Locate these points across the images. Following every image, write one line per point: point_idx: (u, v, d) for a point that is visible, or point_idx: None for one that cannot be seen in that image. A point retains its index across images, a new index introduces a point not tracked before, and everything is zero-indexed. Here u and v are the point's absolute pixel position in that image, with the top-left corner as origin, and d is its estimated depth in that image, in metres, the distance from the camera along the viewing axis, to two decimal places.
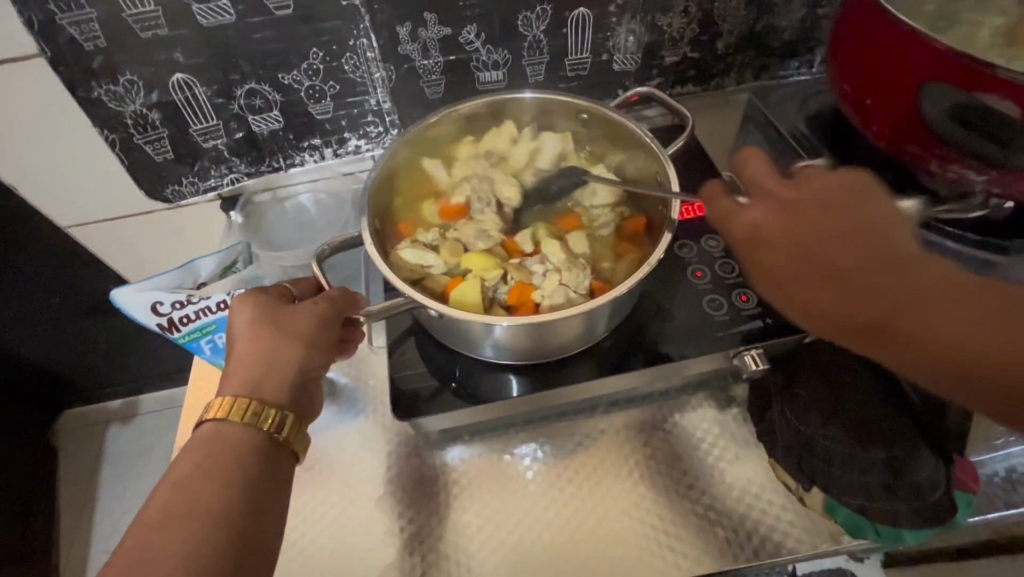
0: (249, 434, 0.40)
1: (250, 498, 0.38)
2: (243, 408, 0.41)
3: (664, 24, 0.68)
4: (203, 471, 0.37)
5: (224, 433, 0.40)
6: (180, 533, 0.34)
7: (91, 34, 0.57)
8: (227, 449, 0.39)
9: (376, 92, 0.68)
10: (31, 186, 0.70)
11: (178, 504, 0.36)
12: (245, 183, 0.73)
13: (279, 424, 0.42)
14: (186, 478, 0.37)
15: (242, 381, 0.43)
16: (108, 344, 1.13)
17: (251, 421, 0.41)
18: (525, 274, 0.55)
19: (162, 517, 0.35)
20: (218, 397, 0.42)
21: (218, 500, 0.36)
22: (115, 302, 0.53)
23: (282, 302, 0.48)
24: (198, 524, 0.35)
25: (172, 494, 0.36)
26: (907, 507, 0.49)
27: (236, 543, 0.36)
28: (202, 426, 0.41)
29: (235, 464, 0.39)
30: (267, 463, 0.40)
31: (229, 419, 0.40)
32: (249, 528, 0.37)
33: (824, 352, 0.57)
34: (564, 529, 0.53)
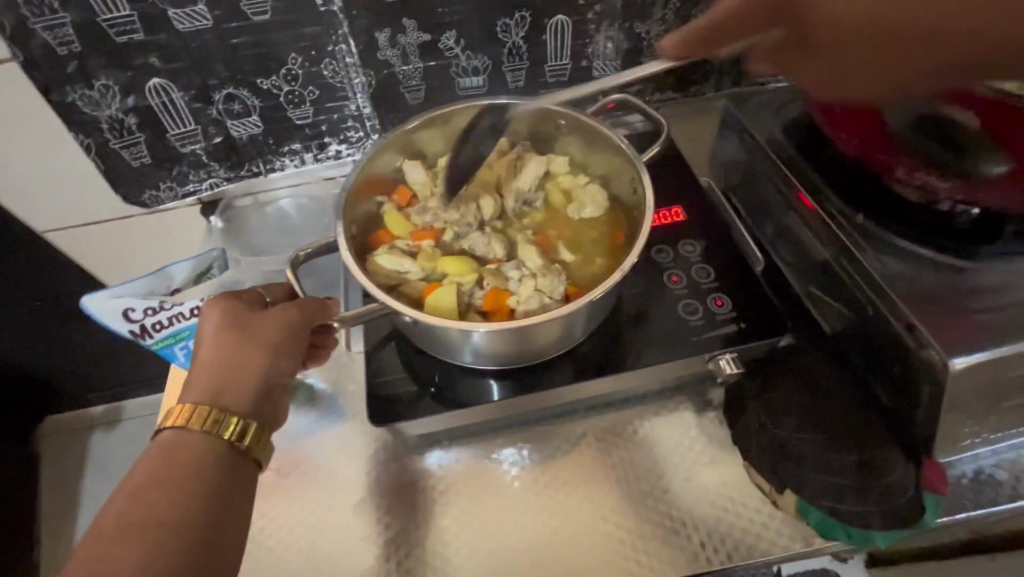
0: (209, 444, 0.40)
1: (208, 509, 0.37)
2: (203, 417, 0.41)
3: (643, 31, 0.69)
4: (159, 481, 0.37)
5: (182, 442, 0.40)
6: (132, 544, 0.34)
7: (65, 39, 0.57)
8: (185, 459, 0.39)
9: (356, 97, 0.68)
10: (7, 191, 0.70)
11: (131, 516, 0.35)
12: (224, 188, 0.72)
13: (242, 433, 0.41)
14: (141, 489, 0.37)
15: (204, 388, 0.43)
16: (89, 350, 1.12)
17: (211, 429, 0.41)
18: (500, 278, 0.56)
19: (115, 529, 0.35)
20: (179, 405, 0.41)
21: (174, 511, 0.36)
22: (88, 309, 0.53)
23: (250, 308, 0.48)
24: (152, 535, 0.35)
25: (126, 506, 0.36)
26: (877, 509, 0.49)
27: (191, 555, 0.35)
28: (162, 435, 0.41)
29: (194, 474, 0.38)
30: (227, 472, 0.40)
31: (188, 428, 0.40)
32: (206, 540, 0.36)
33: (798, 357, 0.58)
34: (541, 533, 0.54)
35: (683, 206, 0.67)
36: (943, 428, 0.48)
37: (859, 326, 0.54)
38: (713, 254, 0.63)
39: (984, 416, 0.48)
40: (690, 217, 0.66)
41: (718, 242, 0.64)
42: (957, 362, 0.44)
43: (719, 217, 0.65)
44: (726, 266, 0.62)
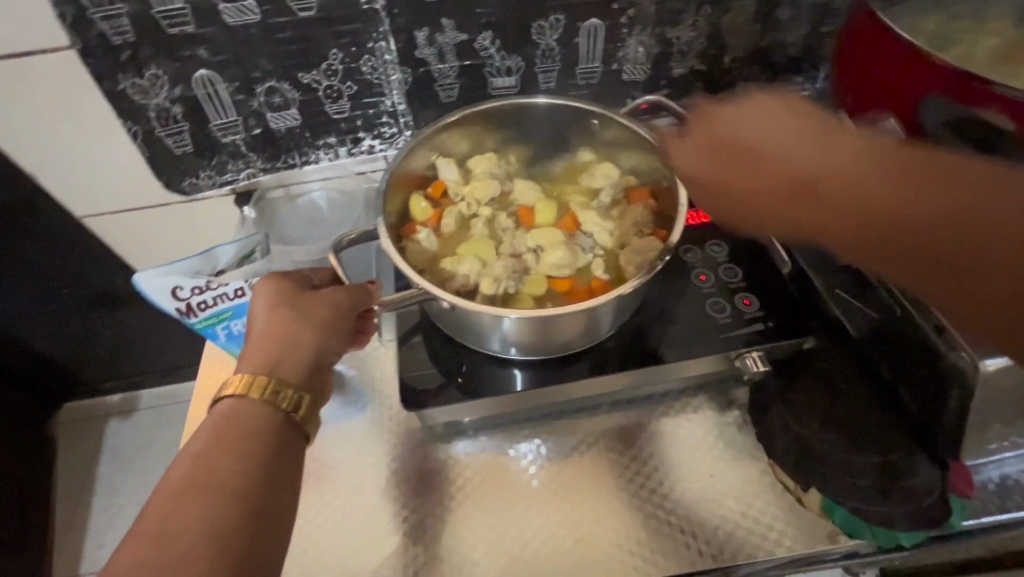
0: (266, 412, 0.42)
1: (268, 475, 0.39)
2: (261, 387, 0.42)
3: (674, 37, 0.70)
4: (221, 446, 0.39)
5: (242, 410, 0.41)
6: (200, 501, 0.36)
7: (120, 29, 0.59)
8: (246, 426, 0.40)
9: (392, 94, 0.70)
10: (52, 175, 0.72)
11: (200, 475, 0.37)
12: (260, 179, 0.74)
13: (295, 404, 0.43)
14: (205, 451, 0.38)
15: (260, 360, 0.44)
16: (112, 338, 1.14)
17: (269, 399, 0.42)
18: (520, 265, 0.57)
19: (186, 487, 0.36)
20: (235, 374, 0.43)
21: (238, 472, 0.38)
22: (139, 288, 0.54)
23: (301, 288, 0.50)
24: (219, 493, 0.36)
25: (194, 467, 0.37)
26: (904, 511, 0.49)
27: (255, 516, 0.37)
28: (220, 402, 0.42)
29: (252, 441, 0.40)
30: (283, 440, 0.41)
31: (247, 397, 0.41)
32: (268, 503, 0.38)
33: (824, 359, 0.58)
34: (564, 524, 0.54)
35: None
36: (970, 431, 0.49)
37: (883, 326, 0.55)
38: (739, 255, 0.64)
39: (1012, 420, 0.48)
40: (716, 219, 0.67)
41: (743, 244, 0.65)
42: (989, 364, 0.44)
43: None
44: (754, 267, 0.63)
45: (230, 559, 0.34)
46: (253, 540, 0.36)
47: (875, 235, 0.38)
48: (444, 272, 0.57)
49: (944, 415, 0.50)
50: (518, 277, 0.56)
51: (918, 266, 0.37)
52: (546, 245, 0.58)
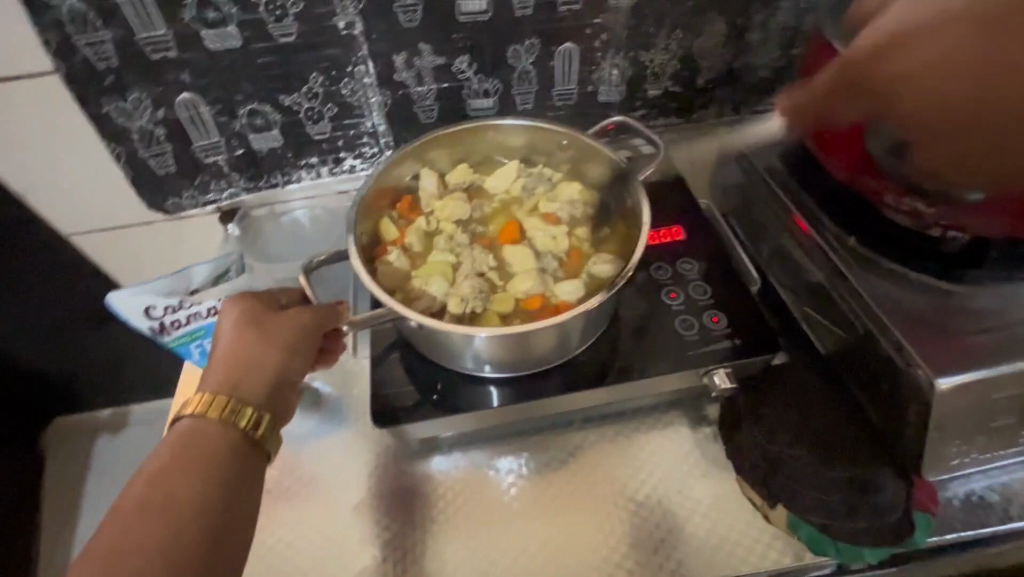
0: (224, 431, 0.42)
1: (223, 493, 0.39)
2: (220, 407, 0.43)
3: (647, 60, 0.72)
4: (178, 466, 0.39)
5: (202, 429, 0.42)
6: (153, 522, 0.36)
7: (105, 55, 0.61)
8: (203, 445, 0.41)
9: (372, 116, 0.71)
10: (39, 195, 0.73)
11: (155, 495, 0.37)
12: (243, 198, 0.76)
13: (255, 423, 0.43)
14: (162, 472, 0.39)
15: (221, 380, 0.45)
16: (101, 354, 1.14)
17: (228, 418, 0.43)
18: (489, 284, 0.58)
19: (139, 507, 0.37)
20: (197, 394, 0.44)
21: (192, 493, 0.38)
22: (114, 308, 0.57)
23: (266, 308, 0.50)
24: (172, 514, 0.37)
25: (149, 487, 0.38)
26: (868, 528, 0.50)
27: (209, 535, 0.37)
28: (179, 423, 0.43)
29: (209, 460, 0.41)
30: (241, 460, 0.42)
31: (206, 416, 0.42)
32: (220, 524, 0.38)
33: (794, 373, 0.59)
34: (535, 540, 0.55)
35: (683, 227, 0.69)
36: (930, 449, 0.49)
37: (850, 346, 0.56)
38: (711, 273, 0.65)
39: (973, 436, 0.49)
40: (689, 237, 0.68)
41: (714, 261, 0.66)
42: (943, 381, 0.46)
43: (717, 238, 0.68)
44: (725, 284, 0.64)
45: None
46: (204, 560, 0.36)
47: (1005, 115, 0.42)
48: (413, 290, 0.57)
49: (904, 431, 0.51)
50: (486, 296, 0.57)
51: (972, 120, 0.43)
52: (513, 266, 0.59)
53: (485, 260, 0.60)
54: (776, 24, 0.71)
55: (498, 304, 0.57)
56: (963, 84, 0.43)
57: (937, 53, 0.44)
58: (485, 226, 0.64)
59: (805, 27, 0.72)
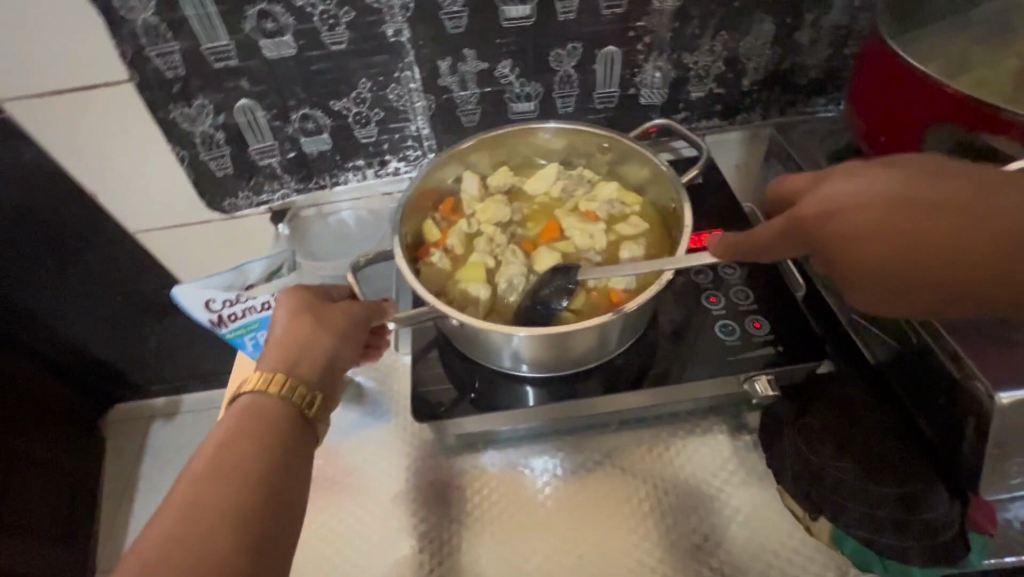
0: (282, 407, 0.45)
1: (282, 464, 0.42)
2: (279, 383, 0.45)
3: (690, 62, 0.72)
4: (243, 435, 0.42)
5: (262, 404, 0.44)
6: (222, 483, 0.39)
7: (173, 64, 0.65)
8: (263, 418, 0.44)
9: (417, 120, 0.74)
10: (111, 195, 0.79)
11: (223, 460, 0.40)
12: (293, 198, 0.79)
13: (310, 400, 0.46)
14: (228, 439, 0.41)
15: (279, 360, 0.48)
16: (159, 345, 1.22)
17: (285, 394, 0.45)
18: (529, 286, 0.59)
19: (210, 471, 0.39)
20: (256, 371, 0.46)
21: (255, 462, 0.41)
22: (177, 299, 0.60)
23: (319, 297, 0.54)
24: (239, 478, 0.39)
25: (216, 453, 0.40)
26: (918, 544, 0.48)
27: (272, 500, 0.40)
28: (239, 398, 0.45)
29: (270, 432, 0.43)
30: (297, 435, 0.44)
31: (266, 392, 0.45)
32: (282, 490, 0.40)
33: (840, 385, 0.56)
34: (568, 539, 0.55)
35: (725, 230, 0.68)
36: (989, 469, 0.47)
37: (903, 355, 0.53)
38: (753, 277, 0.64)
39: None
40: None
41: (757, 266, 0.65)
42: (1003, 396, 0.43)
43: None
44: (767, 289, 0.63)
45: (250, 536, 0.37)
46: (269, 522, 0.39)
47: (928, 278, 0.35)
48: (456, 290, 0.59)
49: (963, 445, 0.48)
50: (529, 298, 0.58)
51: (1010, 249, 0.33)
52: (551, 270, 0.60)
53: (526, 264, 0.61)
54: (827, 23, 0.69)
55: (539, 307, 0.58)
56: (949, 249, 0.34)
57: (903, 220, 0.34)
58: (525, 228, 0.65)
59: (859, 25, 0.70)
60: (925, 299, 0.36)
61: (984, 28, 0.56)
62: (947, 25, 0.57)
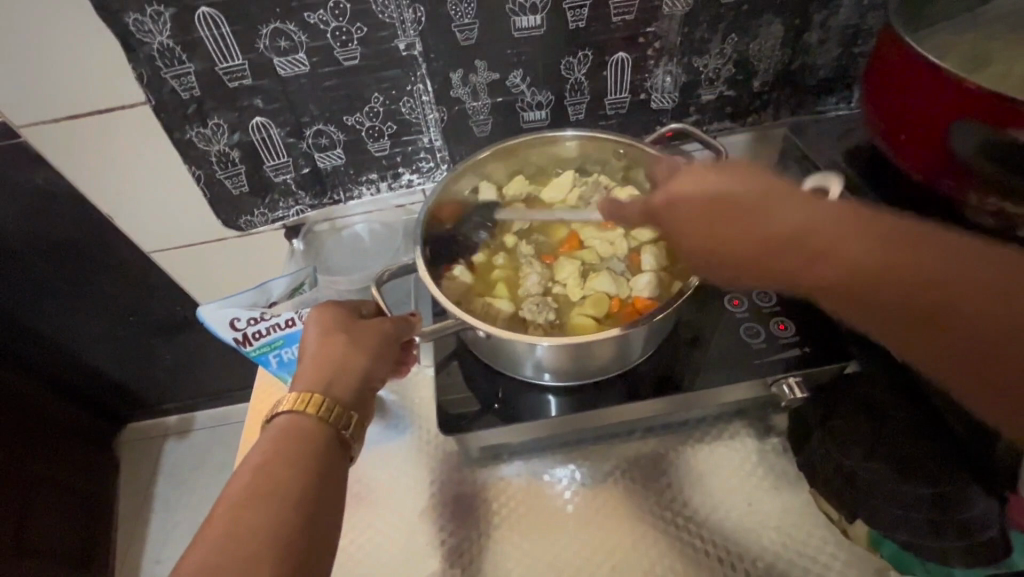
0: (319, 429, 0.45)
1: (321, 487, 0.41)
2: (317, 405, 0.46)
3: (700, 66, 0.72)
4: (281, 459, 0.42)
5: (300, 425, 0.44)
6: (262, 509, 0.38)
7: (188, 85, 0.65)
8: (302, 440, 0.44)
9: (429, 132, 0.74)
10: (127, 215, 0.79)
11: (262, 484, 0.40)
12: (307, 214, 0.80)
13: (347, 423, 0.46)
14: (267, 463, 0.41)
15: (316, 381, 0.48)
16: (173, 364, 1.22)
17: (323, 416, 0.45)
18: (552, 295, 0.59)
19: (250, 495, 0.39)
20: (293, 392, 0.46)
21: (295, 486, 0.40)
22: (201, 319, 0.58)
23: (351, 315, 0.53)
24: (279, 503, 0.39)
25: (256, 477, 0.40)
26: (956, 545, 0.46)
27: (311, 525, 0.39)
28: (275, 420, 0.45)
29: (309, 455, 0.43)
30: (335, 457, 0.44)
31: (305, 413, 0.45)
32: (322, 516, 0.40)
33: (864, 385, 0.56)
34: (599, 548, 0.55)
35: None
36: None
37: None
38: None
39: None
40: None
41: None
42: None
43: None
44: (789, 291, 0.62)
45: (291, 563, 0.37)
46: (309, 548, 0.38)
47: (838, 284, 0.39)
48: (481, 304, 0.59)
49: None
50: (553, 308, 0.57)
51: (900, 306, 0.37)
52: (573, 278, 0.59)
53: (548, 273, 0.60)
54: (837, 22, 0.69)
55: (562, 317, 0.57)
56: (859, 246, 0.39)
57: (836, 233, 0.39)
58: (547, 238, 0.65)
59: (869, 23, 0.70)
60: (814, 288, 0.40)
61: (999, 21, 0.56)
62: (959, 21, 0.57)
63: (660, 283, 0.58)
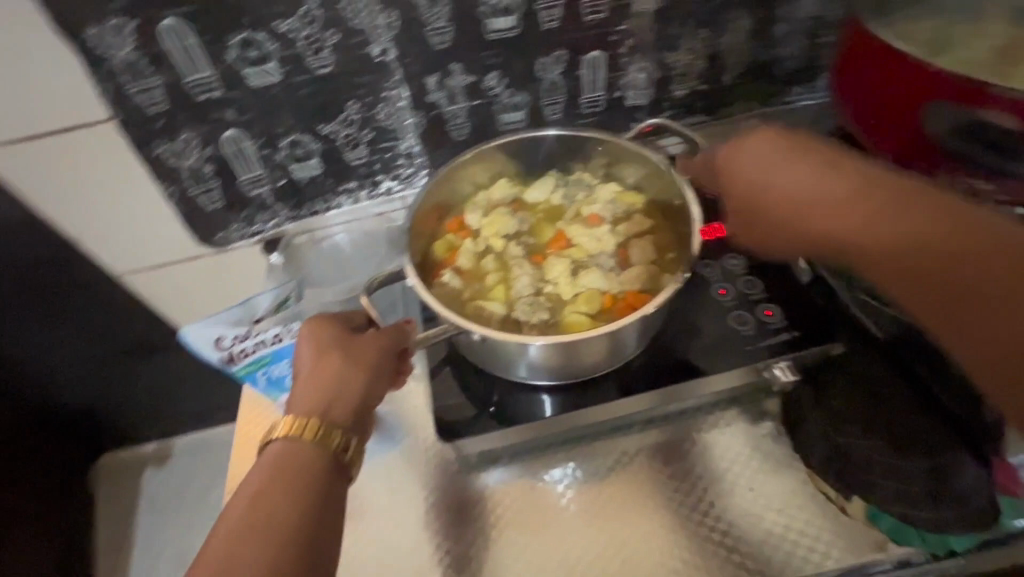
0: (317, 454, 0.43)
1: (318, 515, 0.40)
2: (313, 430, 0.44)
3: (672, 61, 0.73)
4: (275, 487, 0.40)
5: (297, 451, 0.43)
6: (255, 542, 0.37)
7: (155, 100, 0.63)
8: (298, 467, 0.42)
9: (407, 137, 0.73)
10: (95, 238, 0.76)
11: (255, 515, 0.38)
12: (285, 227, 0.78)
13: (345, 445, 0.45)
14: (260, 492, 0.40)
15: (312, 404, 0.46)
16: (148, 390, 1.17)
17: (320, 440, 0.44)
18: (545, 295, 0.58)
19: (243, 528, 0.38)
20: (289, 416, 0.45)
21: (289, 515, 0.39)
22: (187, 339, 0.59)
23: (343, 332, 0.52)
24: (273, 534, 0.38)
25: (248, 507, 0.39)
26: (954, 514, 0.48)
27: (310, 557, 0.38)
28: (270, 447, 0.44)
29: (305, 482, 0.41)
30: (333, 482, 0.43)
31: (301, 438, 0.44)
32: (320, 544, 0.39)
33: (855, 364, 0.57)
34: (604, 544, 0.55)
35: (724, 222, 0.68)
36: None
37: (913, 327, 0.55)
38: (759, 267, 0.65)
39: None
40: None
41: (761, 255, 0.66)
42: None
43: None
44: (773, 277, 0.64)
45: None
46: None
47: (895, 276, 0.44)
48: (475, 309, 0.58)
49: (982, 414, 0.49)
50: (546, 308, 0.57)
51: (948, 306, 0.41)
52: (564, 276, 0.59)
53: (539, 273, 0.60)
54: (800, 14, 0.71)
55: (557, 316, 0.57)
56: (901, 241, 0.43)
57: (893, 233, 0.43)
58: (535, 237, 0.64)
59: (830, 15, 0.72)
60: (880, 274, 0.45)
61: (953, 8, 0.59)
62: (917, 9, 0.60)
63: (649, 276, 0.59)
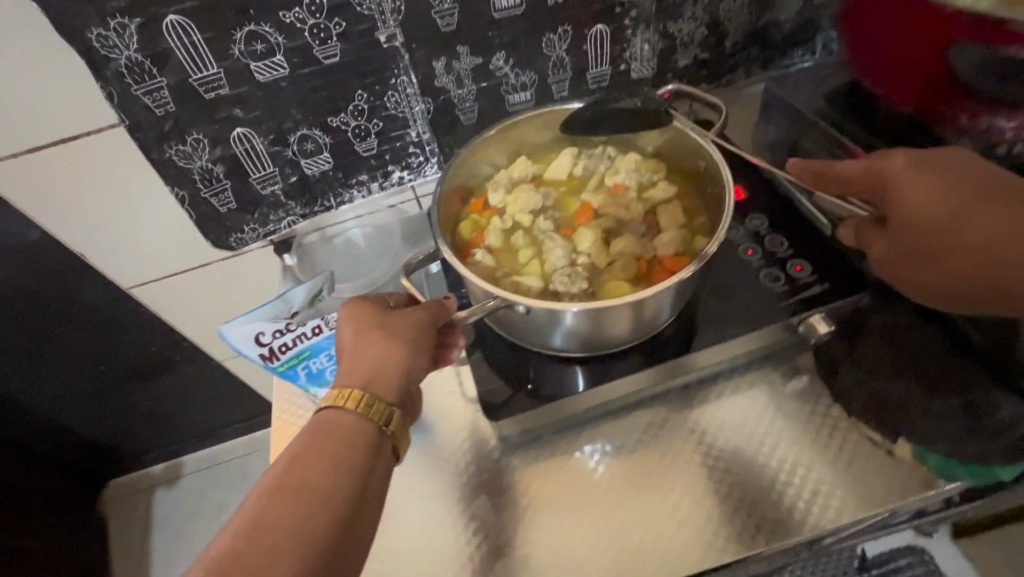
0: (359, 423, 0.43)
1: (355, 485, 0.40)
2: (357, 400, 0.44)
3: (675, 31, 0.73)
4: (315, 453, 0.40)
5: (340, 419, 0.43)
6: (291, 503, 0.37)
7: (162, 101, 0.61)
8: (337, 435, 0.42)
9: (416, 124, 0.72)
10: (106, 248, 0.75)
11: (292, 479, 0.38)
12: (299, 225, 0.77)
13: (387, 417, 0.44)
14: (300, 457, 0.40)
15: (355, 377, 0.46)
16: (156, 408, 1.15)
17: (363, 411, 0.44)
18: (579, 265, 0.58)
19: (280, 489, 0.38)
20: (335, 387, 0.45)
21: (327, 482, 0.39)
22: (226, 337, 0.56)
23: (381, 308, 0.51)
24: (309, 499, 0.38)
25: (287, 470, 0.39)
26: (995, 448, 0.49)
27: (338, 531, 0.37)
28: (316, 412, 0.44)
29: (343, 452, 0.41)
30: (373, 454, 0.43)
31: (343, 407, 0.44)
32: (353, 514, 0.39)
33: (880, 316, 0.58)
34: (653, 510, 0.55)
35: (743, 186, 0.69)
36: None
37: None
38: (780, 226, 0.66)
39: None
40: (750, 197, 0.68)
41: (781, 214, 0.66)
42: None
43: (776, 192, 0.68)
44: (797, 234, 0.65)
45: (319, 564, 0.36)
46: (336, 548, 0.37)
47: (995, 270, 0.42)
48: (510, 284, 0.58)
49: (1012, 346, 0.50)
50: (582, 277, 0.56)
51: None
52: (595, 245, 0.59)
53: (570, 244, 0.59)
54: None
55: (593, 285, 0.57)
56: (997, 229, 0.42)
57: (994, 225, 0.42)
58: (559, 211, 0.64)
59: None
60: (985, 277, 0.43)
61: None
62: None
63: (682, 240, 0.59)
